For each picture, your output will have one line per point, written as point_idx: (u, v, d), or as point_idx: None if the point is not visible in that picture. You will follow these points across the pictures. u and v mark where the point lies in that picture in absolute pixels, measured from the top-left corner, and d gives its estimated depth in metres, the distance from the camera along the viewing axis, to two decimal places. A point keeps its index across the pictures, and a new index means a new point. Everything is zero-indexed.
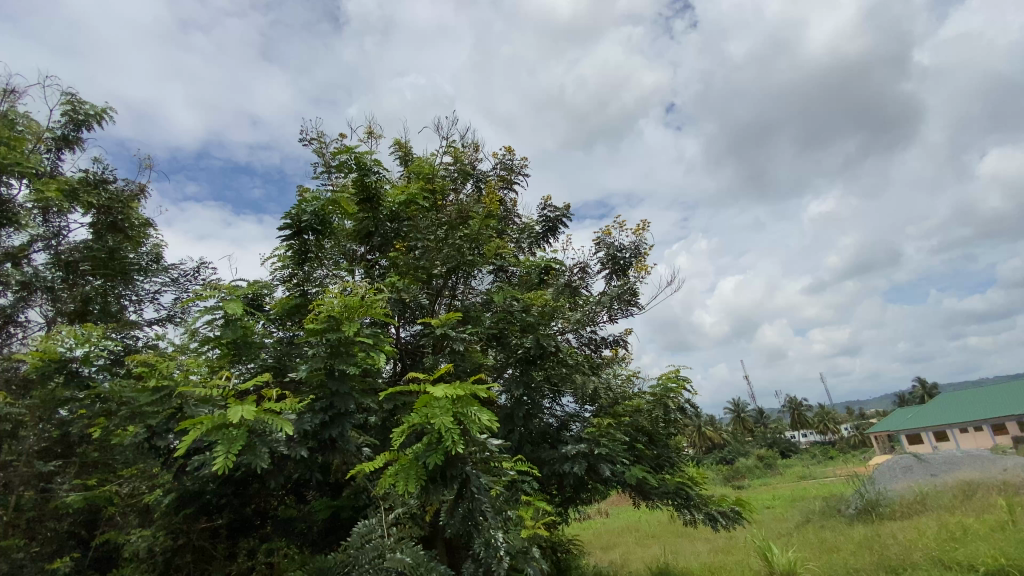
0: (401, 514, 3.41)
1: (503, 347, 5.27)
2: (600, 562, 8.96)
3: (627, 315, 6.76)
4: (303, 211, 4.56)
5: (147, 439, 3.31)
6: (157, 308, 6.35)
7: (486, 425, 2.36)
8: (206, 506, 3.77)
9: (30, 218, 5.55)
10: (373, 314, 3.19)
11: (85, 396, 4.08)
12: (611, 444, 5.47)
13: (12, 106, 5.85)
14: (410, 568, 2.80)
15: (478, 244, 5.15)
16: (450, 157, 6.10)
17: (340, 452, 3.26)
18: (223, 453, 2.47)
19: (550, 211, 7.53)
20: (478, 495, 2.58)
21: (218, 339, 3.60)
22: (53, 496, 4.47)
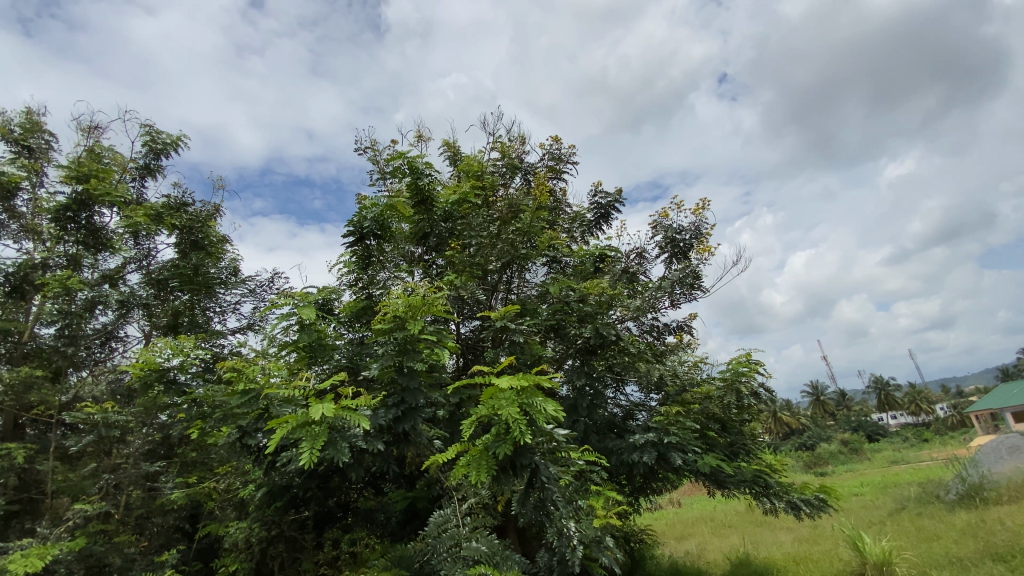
0: (474, 504, 3.54)
1: (563, 337, 5.23)
2: (675, 552, 8.76)
3: (690, 299, 6.52)
4: (364, 218, 4.81)
5: (239, 438, 3.59)
6: (239, 317, 6.84)
7: (553, 415, 2.35)
8: (294, 499, 4.05)
9: (123, 242, 6.25)
10: (436, 312, 3.27)
11: (180, 402, 4.39)
12: (681, 433, 5.31)
13: (98, 142, 6.52)
14: (486, 556, 2.90)
15: (530, 237, 5.16)
16: (497, 152, 6.14)
17: (414, 444, 3.39)
18: (309, 448, 2.65)
19: (602, 197, 7.39)
20: (549, 484, 2.59)
21: (296, 343, 3.84)
22: (161, 492, 4.92)
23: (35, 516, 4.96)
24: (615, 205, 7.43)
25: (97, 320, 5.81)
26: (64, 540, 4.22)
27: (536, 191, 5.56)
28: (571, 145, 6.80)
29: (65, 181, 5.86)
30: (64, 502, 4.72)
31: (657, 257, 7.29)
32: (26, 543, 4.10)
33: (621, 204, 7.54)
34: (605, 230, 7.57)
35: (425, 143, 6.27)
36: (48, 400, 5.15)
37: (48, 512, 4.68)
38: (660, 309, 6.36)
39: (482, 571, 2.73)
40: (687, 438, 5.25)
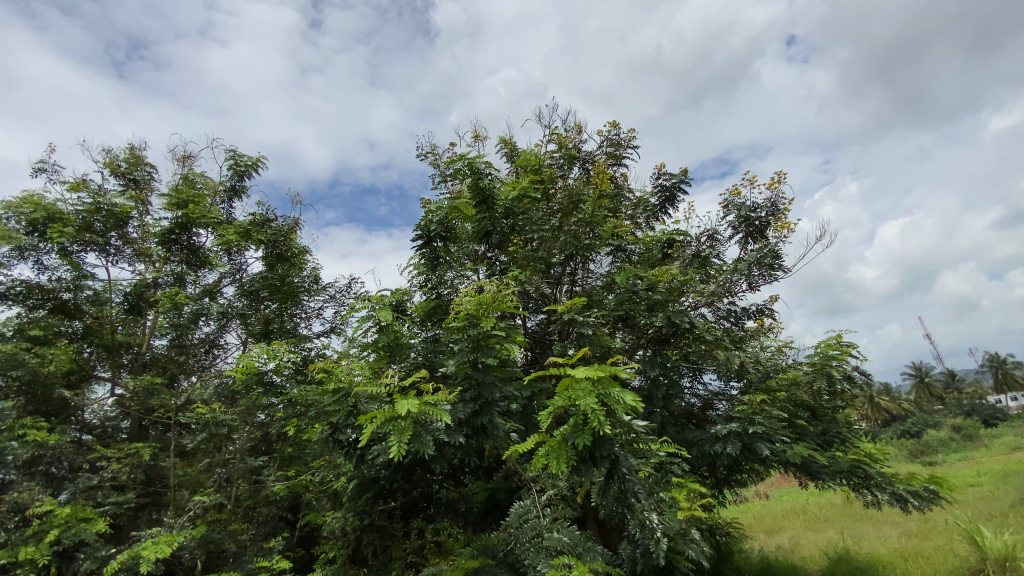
0: (553, 496, 3.59)
1: (632, 327, 5.11)
2: (765, 546, 8.34)
3: (771, 281, 6.12)
4: (431, 221, 4.97)
5: (331, 434, 3.84)
6: (322, 321, 7.31)
7: (631, 406, 2.31)
8: (382, 490, 4.27)
9: (219, 258, 6.94)
10: (506, 307, 3.37)
11: (278, 401, 4.81)
12: (767, 422, 5.02)
13: (191, 169, 7.20)
14: (568, 547, 2.93)
15: (593, 227, 5.04)
16: (554, 144, 6.10)
17: (491, 437, 3.46)
18: (397, 442, 2.79)
19: (666, 179, 7.13)
20: (629, 476, 2.55)
21: (375, 344, 4.05)
22: (264, 485, 5.37)
23: (161, 507, 5.59)
24: (681, 187, 7.14)
25: (201, 330, 6.44)
26: (187, 528, 4.73)
27: (597, 177, 5.36)
28: (631, 128, 6.59)
29: (167, 207, 6.52)
30: (184, 494, 5.28)
31: (730, 237, 6.93)
32: (156, 531, 4.63)
33: (687, 185, 7.23)
34: (672, 213, 7.31)
35: (482, 142, 6.34)
36: (165, 404, 5.78)
37: (172, 503, 5.25)
38: (737, 292, 6.03)
39: (567, 561, 2.75)
40: (775, 428, 4.96)
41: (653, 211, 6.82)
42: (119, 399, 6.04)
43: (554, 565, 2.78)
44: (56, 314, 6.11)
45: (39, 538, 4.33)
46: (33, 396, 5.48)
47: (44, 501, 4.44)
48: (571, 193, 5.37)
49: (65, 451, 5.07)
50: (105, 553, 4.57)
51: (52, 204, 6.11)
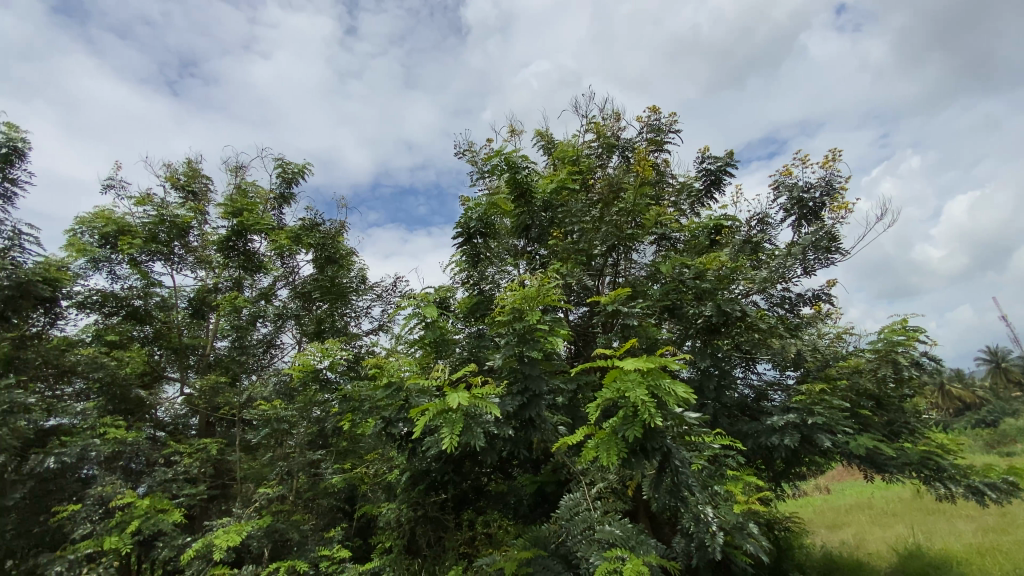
0: (603, 488, 3.63)
1: (679, 317, 4.98)
2: (828, 542, 7.98)
3: (828, 264, 5.82)
4: (470, 218, 5.07)
5: (384, 428, 3.97)
6: (371, 320, 7.52)
7: (684, 397, 2.26)
8: (434, 482, 4.38)
9: (273, 262, 7.27)
10: (550, 301, 3.38)
11: (333, 397, 5.09)
12: (828, 412, 4.80)
13: (244, 179, 7.56)
14: (621, 540, 2.93)
15: (636, 216, 4.92)
16: (592, 133, 6.02)
17: (539, 430, 3.47)
18: (449, 433, 2.85)
19: (710, 163, 6.90)
20: (682, 468, 2.50)
21: (422, 340, 4.15)
22: (323, 477, 5.60)
23: (229, 498, 5.93)
24: (726, 170, 6.90)
25: (258, 331, 6.76)
26: (254, 518, 5.00)
27: (637, 165, 5.22)
28: (671, 113, 6.41)
29: (223, 216, 6.88)
30: (250, 487, 5.59)
31: (782, 221, 6.64)
32: (226, 521, 4.93)
33: (733, 168, 6.97)
34: (718, 197, 7.07)
35: (519, 136, 6.33)
36: (229, 401, 6.12)
37: (239, 495, 5.57)
38: (791, 278, 5.76)
39: (620, 554, 2.76)
40: (837, 419, 4.73)
41: (697, 197, 6.63)
42: (188, 397, 6.45)
43: (607, 557, 2.79)
44: (129, 320, 6.57)
45: (121, 528, 4.62)
46: (113, 396, 5.93)
47: (125, 493, 4.79)
48: (613, 180, 5.16)
49: (142, 447, 5.48)
50: (182, 541, 4.89)
51: (121, 218, 6.57)
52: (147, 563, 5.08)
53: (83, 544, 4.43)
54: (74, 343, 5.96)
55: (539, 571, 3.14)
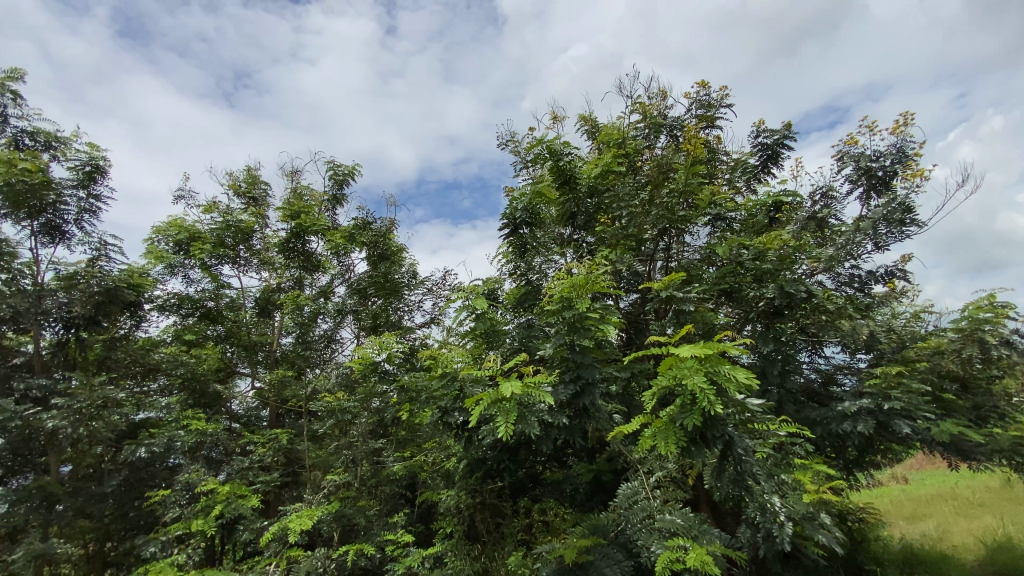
0: (662, 477, 3.60)
1: (737, 300, 4.79)
2: (907, 534, 7.50)
3: (903, 238, 5.41)
4: (515, 208, 5.05)
5: (441, 418, 4.06)
6: (424, 313, 7.71)
7: (746, 383, 2.18)
8: (490, 471, 4.45)
9: (330, 261, 7.59)
10: (600, 288, 3.34)
11: (392, 388, 5.29)
12: (906, 397, 4.49)
13: (299, 182, 7.91)
14: (683, 530, 2.93)
15: (688, 197, 4.77)
16: (637, 114, 5.85)
17: (594, 418, 3.46)
18: (504, 422, 2.89)
19: (766, 136, 6.56)
20: (746, 457, 2.42)
21: (473, 331, 4.26)
22: (385, 465, 5.82)
23: (300, 485, 6.29)
24: (784, 144, 6.54)
25: (319, 327, 7.09)
26: (323, 504, 5.28)
27: (687, 144, 5.04)
28: (722, 87, 6.14)
29: (283, 219, 7.24)
30: (318, 474, 5.89)
31: (848, 194, 6.23)
32: (299, 506, 5.22)
33: (792, 140, 6.61)
34: (776, 173, 6.72)
35: (562, 123, 6.25)
36: (296, 394, 6.47)
37: (309, 482, 5.88)
38: (860, 254, 5.40)
39: (681, 543, 2.76)
40: (916, 404, 4.43)
41: (753, 174, 6.37)
42: (259, 391, 6.87)
43: (669, 546, 2.78)
44: (204, 320, 7.09)
45: (206, 512, 5.00)
46: (193, 391, 6.42)
47: (208, 480, 5.18)
48: (663, 161, 5.08)
49: (221, 438, 5.89)
50: (260, 525, 5.24)
51: (192, 225, 7.05)
52: (230, 544, 5.48)
53: (174, 527, 4.84)
54: (156, 344, 6.52)
55: (599, 559, 3.14)
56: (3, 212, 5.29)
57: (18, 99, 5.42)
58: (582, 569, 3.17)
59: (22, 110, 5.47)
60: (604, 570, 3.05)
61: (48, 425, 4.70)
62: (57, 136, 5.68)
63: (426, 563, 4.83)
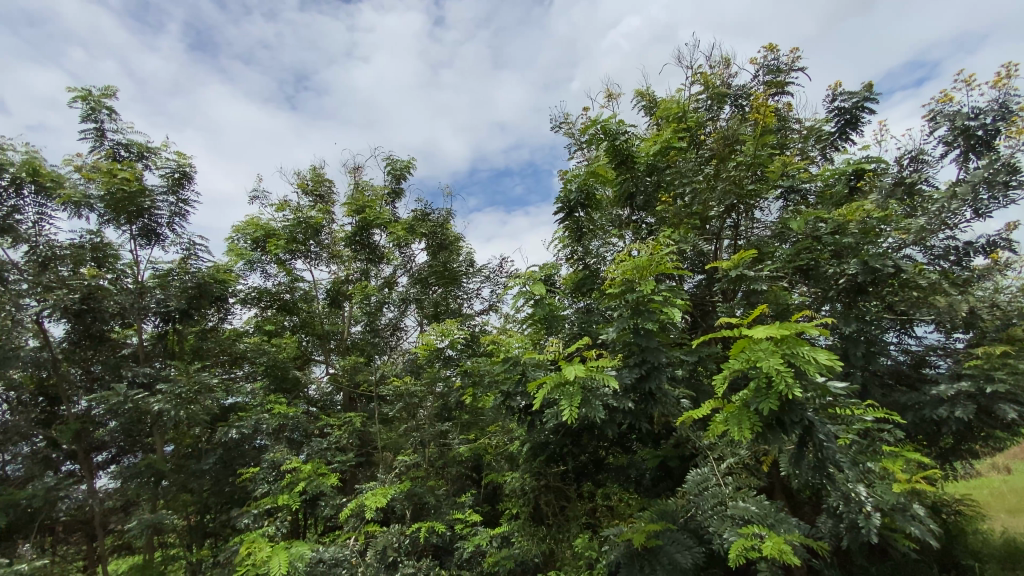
0: (734, 464, 3.49)
1: (813, 279, 4.52)
2: (1012, 528, 6.82)
3: (1009, 203, 4.84)
4: (570, 190, 4.93)
5: (504, 402, 4.12)
6: (482, 300, 7.84)
7: (828, 364, 2.02)
8: (554, 454, 4.48)
9: (393, 253, 7.87)
10: (664, 269, 3.26)
11: (456, 373, 5.43)
12: (1014, 379, 4.07)
13: (361, 178, 8.22)
14: (758, 517, 2.84)
15: (758, 169, 4.52)
16: (698, 85, 5.57)
17: (661, 402, 3.39)
18: (568, 406, 2.91)
19: (843, 100, 6.07)
20: (828, 443, 2.28)
21: (533, 316, 4.27)
22: (451, 447, 5.99)
23: (373, 464, 6.62)
24: (865, 107, 6.04)
25: (385, 315, 7.42)
26: (395, 483, 5.51)
27: (754, 112, 4.74)
28: (793, 50, 5.72)
29: (348, 214, 7.61)
30: (390, 455, 6.18)
31: (941, 157, 5.65)
32: (374, 485, 5.49)
33: (874, 102, 6.07)
34: (855, 139, 6.20)
35: (617, 101, 6.07)
36: (366, 379, 6.80)
37: (381, 462, 6.16)
38: (956, 223, 4.90)
39: (757, 531, 2.68)
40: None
41: (828, 142, 5.96)
42: (333, 376, 7.30)
43: (743, 534, 2.72)
44: (281, 311, 7.56)
45: (291, 488, 5.38)
46: (275, 376, 6.88)
47: (291, 459, 5.57)
48: (728, 133, 4.75)
49: (301, 420, 6.31)
50: (339, 501, 5.58)
51: (267, 224, 7.50)
52: (312, 519, 5.88)
53: (264, 501, 5.27)
54: (241, 334, 7.04)
55: (670, 544, 3.11)
56: (106, 218, 5.86)
57: (113, 114, 5.97)
58: (652, 554, 3.15)
59: (117, 124, 6.02)
60: (675, 556, 3.02)
61: (155, 408, 5.22)
62: (149, 146, 6.20)
63: (494, 542, 4.96)
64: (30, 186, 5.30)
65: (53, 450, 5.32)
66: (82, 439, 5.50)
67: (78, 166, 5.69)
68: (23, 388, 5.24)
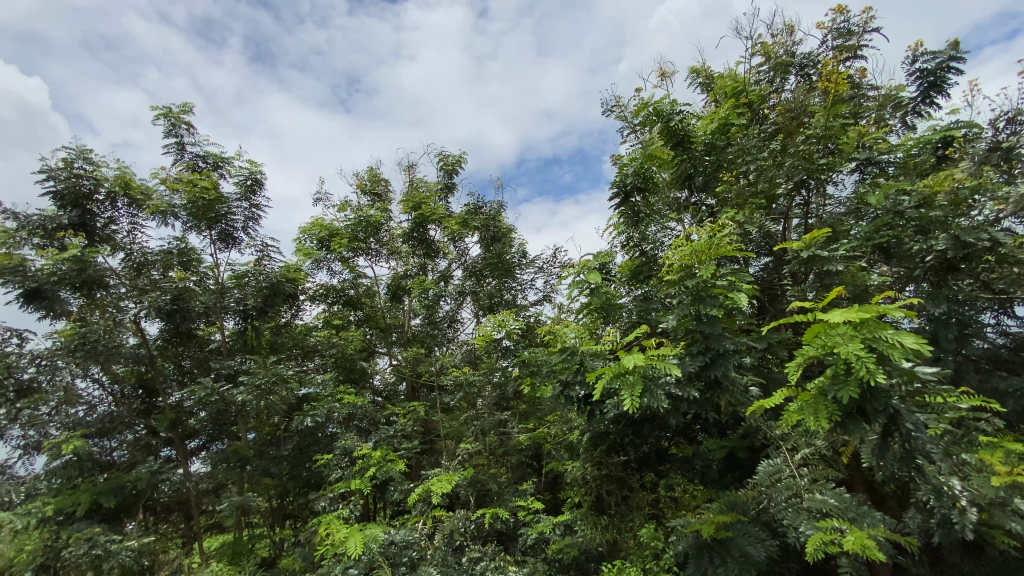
0: (809, 455, 3.33)
1: (895, 257, 4.20)
2: None
3: None
4: (626, 175, 4.78)
5: (563, 391, 4.12)
6: (537, 291, 7.87)
7: (916, 349, 1.88)
8: (616, 444, 4.44)
9: (449, 247, 8.09)
10: (726, 252, 3.13)
11: (514, 363, 5.49)
12: None
13: (415, 176, 8.44)
14: (838, 510, 2.71)
15: (830, 140, 4.22)
16: (759, 56, 5.28)
17: (728, 391, 3.27)
18: (629, 395, 2.89)
19: (924, 60, 5.55)
20: (917, 433, 2.13)
21: (589, 305, 4.21)
22: (510, 436, 6.08)
23: (436, 452, 6.85)
24: (951, 67, 5.49)
25: (443, 308, 7.62)
26: (459, 470, 5.68)
27: (823, 81, 4.45)
28: (866, 9, 5.27)
29: (405, 211, 7.81)
30: (452, 443, 6.38)
31: None
32: (439, 471, 5.68)
33: (961, 61, 5.50)
34: (940, 103, 5.65)
35: (670, 80, 5.86)
36: (428, 370, 7.03)
37: (445, 449, 6.39)
38: None
39: (837, 525, 2.55)
40: None
41: (908, 108, 5.47)
42: (396, 367, 7.58)
43: (821, 527, 2.60)
44: (347, 306, 7.92)
45: (363, 473, 5.67)
46: (343, 368, 7.19)
47: (362, 446, 5.87)
48: (794, 105, 4.58)
49: (369, 409, 6.63)
50: (407, 486, 5.83)
51: (331, 224, 7.85)
52: (382, 503, 6.16)
53: (338, 485, 5.57)
54: (311, 329, 7.46)
55: (740, 536, 3.02)
56: (190, 225, 6.36)
57: (190, 128, 6.45)
58: (722, 546, 3.07)
59: (194, 138, 6.50)
60: (747, 549, 2.93)
61: (239, 399, 5.65)
62: (223, 157, 6.65)
63: (557, 530, 4.98)
64: (124, 199, 5.85)
65: (152, 438, 5.93)
66: (177, 428, 6.02)
67: (163, 178, 6.21)
68: (126, 381, 5.90)
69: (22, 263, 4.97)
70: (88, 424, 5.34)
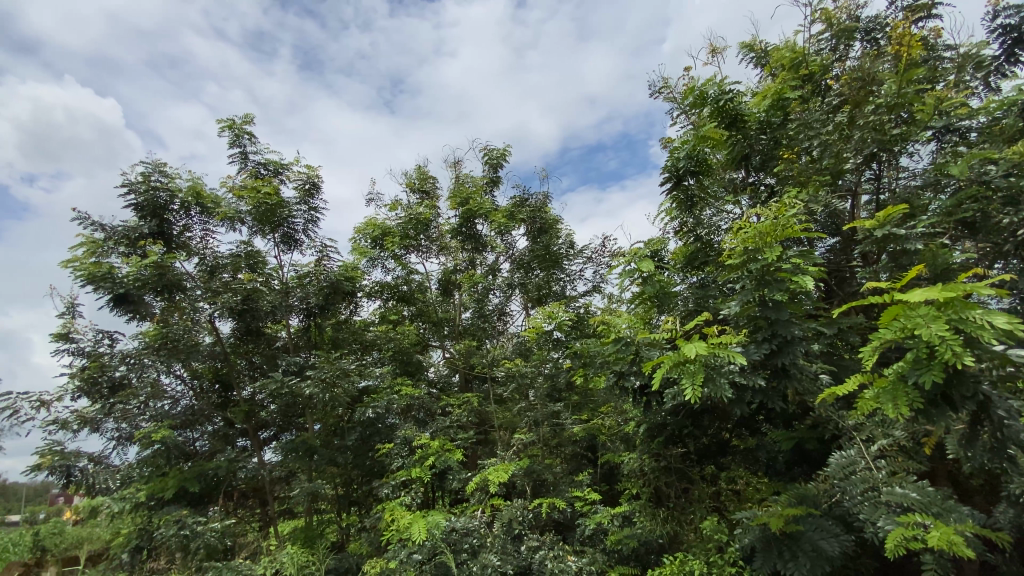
0: (886, 446, 3.13)
1: (982, 232, 3.85)
2: None
3: None
4: (677, 158, 4.63)
5: (618, 382, 4.06)
6: (586, 281, 7.78)
7: (1010, 328, 1.73)
8: (675, 435, 4.36)
9: (497, 240, 8.13)
10: (793, 233, 2.98)
11: (567, 354, 5.48)
12: None
13: (461, 171, 8.54)
14: (920, 505, 2.55)
15: (903, 108, 3.91)
16: (820, 23, 4.94)
17: (796, 378, 3.12)
18: (690, 384, 2.81)
19: (1008, 14, 5.00)
20: (1012, 421, 1.97)
21: (643, 294, 4.13)
22: (565, 427, 6.05)
23: (491, 442, 6.93)
24: None
25: (492, 301, 7.77)
26: (514, 460, 5.76)
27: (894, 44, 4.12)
28: None
29: (453, 206, 7.92)
30: (506, 433, 6.47)
31: None
32: (495, 461, 5.77)
33: None
34: None
35: (722, 56, 5.60)
36: (480, 362, 7.13)
37: (500, 440, 6.52)
38: None
39: (921, 520, 2.40)
40: None
41: (992, 68, 4.94)
42: (449, 360, 7.73)
43: (902, 523, 2.45)
44: (400, 302, 8.05)
45: (422, 462, 5.85)
46: (400, 361, 7.43)
47: (420, 436, 6.07)
48: (860, 73, 4.26)
49: (426, 401, 6.87)
50: (465, 476, 5.97)
51: (383, 223, 8.08)
52: (440, 491, 6.26)
53: (400, 473, 5.77)
54: (368, 325, 7.75)
55: (812, 530, 2.89)
56: (255, 230, 6.75)
57: (252, 138, 6.82)
58: (791, 540, 2.96)
59: (256, 147, 6.87)
60: (820, 543, 2.81)
61: (306, 391, 5.97)
62: (282, 163, 7.00)
63: (615, 521, 4.96)
64: (196, 207, 6.29)
65: (229, 429, 6.38)
66: (251, 419, 6.45)
67: (230, 186, 6.62)
68: (205, 377, 6.36)
69: (110, 270, 5.42)
70: (175, 416, 5.88)
